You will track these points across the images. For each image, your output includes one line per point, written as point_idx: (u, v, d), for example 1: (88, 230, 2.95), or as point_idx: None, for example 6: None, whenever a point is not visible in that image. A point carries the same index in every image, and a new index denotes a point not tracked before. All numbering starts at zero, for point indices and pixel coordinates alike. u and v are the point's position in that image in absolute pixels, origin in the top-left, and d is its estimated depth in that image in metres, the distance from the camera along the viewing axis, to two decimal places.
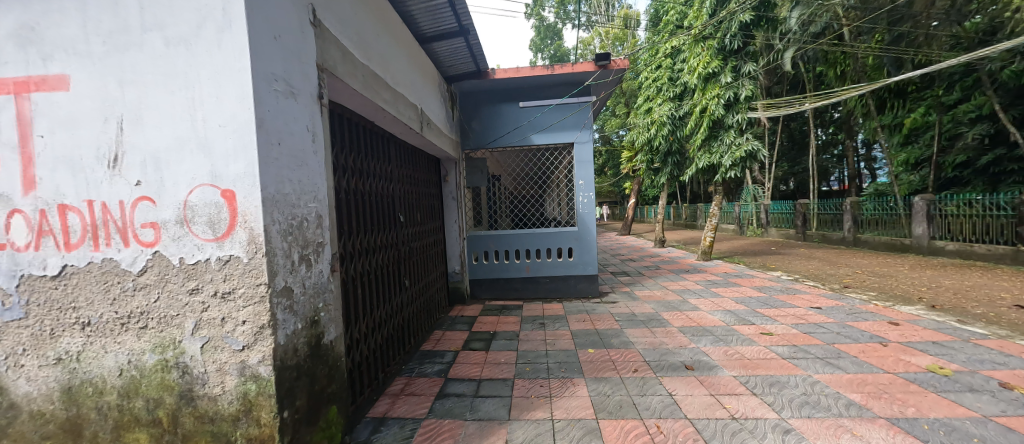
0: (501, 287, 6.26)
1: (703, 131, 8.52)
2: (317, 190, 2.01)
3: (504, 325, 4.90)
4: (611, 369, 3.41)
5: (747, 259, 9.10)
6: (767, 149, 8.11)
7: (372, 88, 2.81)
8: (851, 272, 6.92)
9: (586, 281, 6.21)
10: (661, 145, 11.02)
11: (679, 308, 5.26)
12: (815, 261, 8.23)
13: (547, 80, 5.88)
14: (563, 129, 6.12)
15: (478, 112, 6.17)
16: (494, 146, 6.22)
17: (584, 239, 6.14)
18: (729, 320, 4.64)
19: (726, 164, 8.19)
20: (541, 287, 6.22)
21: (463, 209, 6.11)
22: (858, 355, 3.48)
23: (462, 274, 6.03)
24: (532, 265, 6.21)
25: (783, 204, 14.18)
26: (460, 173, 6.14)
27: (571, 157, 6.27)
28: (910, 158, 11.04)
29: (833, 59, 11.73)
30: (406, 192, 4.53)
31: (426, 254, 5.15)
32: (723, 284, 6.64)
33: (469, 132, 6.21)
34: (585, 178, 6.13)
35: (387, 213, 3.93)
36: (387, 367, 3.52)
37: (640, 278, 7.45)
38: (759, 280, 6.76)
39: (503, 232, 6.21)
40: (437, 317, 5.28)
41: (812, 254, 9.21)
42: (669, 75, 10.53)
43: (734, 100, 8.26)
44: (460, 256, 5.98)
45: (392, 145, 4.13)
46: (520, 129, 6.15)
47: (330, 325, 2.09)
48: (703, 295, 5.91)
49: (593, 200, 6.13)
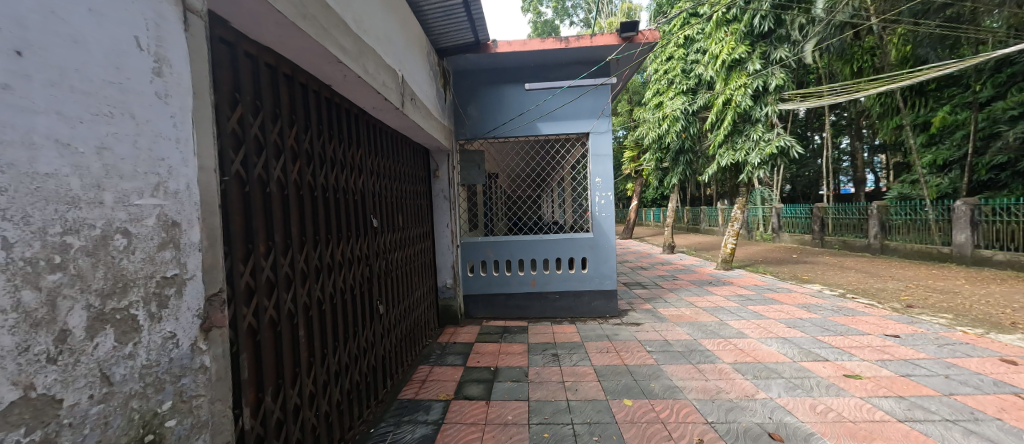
0: (502, 304, 5.26)
1: (727, 125, 7.61)
2: (164, 172, 1.00)
3: (508, 358, 3.89)
4: (665, 439, 2.43)
5: (773, 268, 8.16)
6: (802, 145, 7.13)
7: (311, 18, 1.81)
8: (902, 286, 6.00)
9: (602, 298, 5.21)
10: (673, 143, 10.15)
11: (720, 334, 4.31)
12: (852, 271, 7.32)
13: (558, 56, 4.90)
14: (576, 118, 5.11)
15: (476, 95, 5.17)
16: (494, 136, 5.21)
17: (601, 248, 5.15)
18: (792, 353, 3.69)
19: (753, 162, 7.22)
20: (549, 305, 5.23)
21: (456, 211, 5.10)
22: (999, 416, 2.54)
23: (455, 289, 5.02)
24: (539, 279, 5.22)
25: (796, 208, 13.35)
26: (453, 167, 5.15)
27: (585, 150, 5.28)
28: (937, 159, 10.20)
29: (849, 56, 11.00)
30: (386, 190, 3.56)
31: (411, 267, 4.15)
32: (758, 300, 5.69)
33: (465, 118, 5.20)
34: (602, 174, 5.11)
35: (358, 215, 2.93)
36: (346, 434, 2.52)
37: (661, 292, 6.48)
38: (799, 296, 5.83)
39: (504, 239, 5.20)
40: (423, 345, 4.26)
41: (841, 263, 8.30)
42: (682, 67, 9.76)
43: (763, 90, 7.31)
44: (453, 268, 4.98)
45: (363, 125, 3.11)
46: (526, 115, 5.15)
47: (206, 434, 1.09)
48: (742, 316, 4.94)
49: (612, 201, 5.13)
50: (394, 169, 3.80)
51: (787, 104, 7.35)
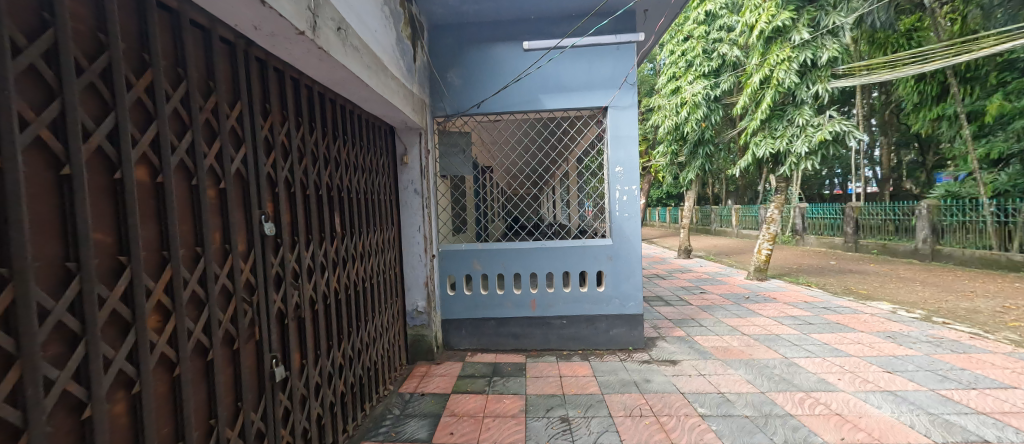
0: (492, 332, 4.02)
1: (765, 108, 6.34)
2: None
3: (496, 425, 2.66)
4: None
5: (816, 278, 6.91)
6: (860, 130, 5.86)
7: None
8: (999, 307, 4.76)
9: (624, 325, 3.96)
10: (691, 132, 8.88)
11: (796, 383, 3.06)
12: (917, 284, 6.08)
13: (567, 2, 3.65)
14: (590, 87, 3.87)
15: (459, 56, 3.93)
16: (482, 112, 3.97)
17: (622, 258, 3.91)
18: (923, 426, 2.46)
19: (800, 151, 5.95)
20: (553, 333, 3.99)
21: (431, 210, 3.86)
22: None
23: (429, 314, 3.77)
24: (540, 300, 3.98)
25: (822, 208, 12.09)
26: (429, 151, 3.90)
27: (602, 130, 4.04)
28: (992, 152, 8.91)
29: (881, 39, 9.18)
30: (307, 178, 2.29)
31: (361, 291, 2.91)
32: (821, 325, 4.44)
33: (443, 87, 3.96)
34: (624, 162, 3.86)
35: (230, 218, 1.67)
36: None
37: (691, 310, 5.23)
38: (871, 318, 4.60)
39: (495, 245, 3.96)
40: (377, 399, 3.02)
41: (894, 272, 7.04)
42: (703, 46, 8.64)
43: (811, 66, 6.04)
44: (426, 285, 3.74)
45: (249, 62, 1.84)
46: (524, 84, 3.90)
47: None
48: (812, 352, 3.71)
49: (638, 198, 3.88)
50: (329, 149, 2.56)
51: (841, 81, 6.05)
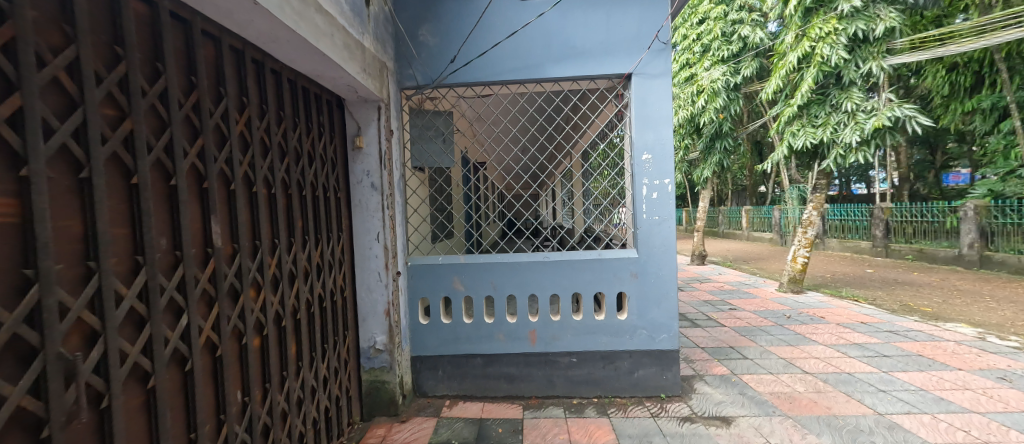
0: (478, 373, 3.03)
1: (805, 91, 5.38)
2: None
3: None
4: None
5: (861, 290, 5.96)
6: (922, 115, 4.94)
7: None
8: None
9: (653, 364, 2.98)
10: (708, 125, 7.93)
11: None
12: (988, 299, 5.14)
13: None
14: (609, 49, 2.90)
15: (434, 4, 2.96)
16: (464, 80, 2.98)
17: (651, 276, 2.93)
18: None
19: (850, 140, 5.03)
20: (559, 375, 3.00)
21: (395, 213, 2.86)
22: None
23: (392, 355, 2.77)
24: (542, 332, 3.00)
25: (846, 209, 11.16)
26: (394, 132, 2.91)
27: (623, 106, 3.05)
28: None
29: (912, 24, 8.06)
30: (129, 154, 1.26)
31: (269, 337, 1.90)
32: (901, 359, 3.47)
33: (412, 46, 2.97)
34: (654, 147, 2.87)
35: None
36: None
37: (728, 335, 4.25)
38: (960, 347, 3.65)
39: (481, 258, 2.98)
40: None
41: (950, 283, 6.09)
42: (721, 28, 7.70)
43: (861, 40, 5.09)
44: (387, 315, 2.75)
45: None
46: (519, 43, 2.92)
47: None
48: (912, 403, 2.73)
49: (672, 195, 2.88)
50: (198, 110, 1.54)
51: (898, 58, 5.12)
